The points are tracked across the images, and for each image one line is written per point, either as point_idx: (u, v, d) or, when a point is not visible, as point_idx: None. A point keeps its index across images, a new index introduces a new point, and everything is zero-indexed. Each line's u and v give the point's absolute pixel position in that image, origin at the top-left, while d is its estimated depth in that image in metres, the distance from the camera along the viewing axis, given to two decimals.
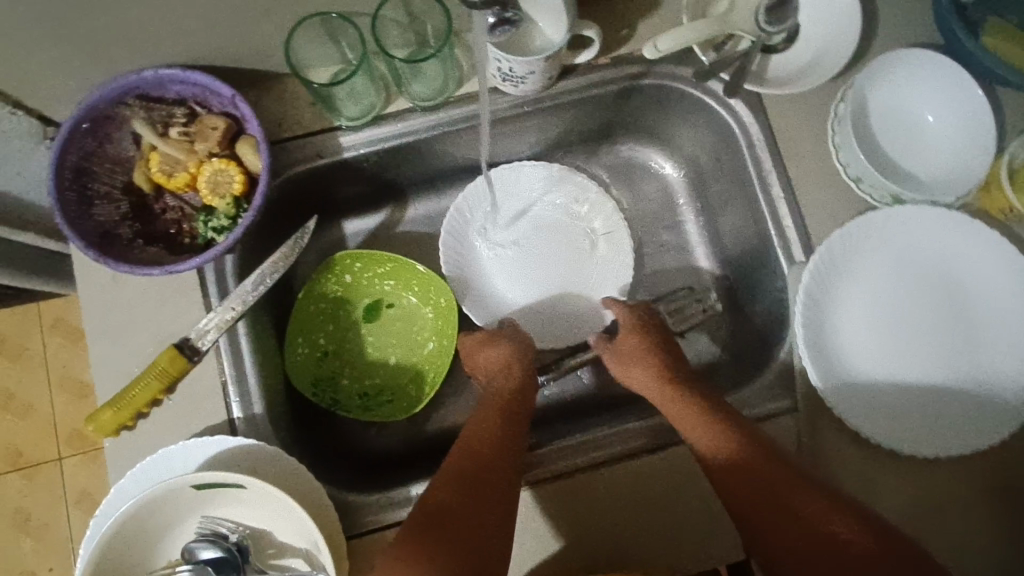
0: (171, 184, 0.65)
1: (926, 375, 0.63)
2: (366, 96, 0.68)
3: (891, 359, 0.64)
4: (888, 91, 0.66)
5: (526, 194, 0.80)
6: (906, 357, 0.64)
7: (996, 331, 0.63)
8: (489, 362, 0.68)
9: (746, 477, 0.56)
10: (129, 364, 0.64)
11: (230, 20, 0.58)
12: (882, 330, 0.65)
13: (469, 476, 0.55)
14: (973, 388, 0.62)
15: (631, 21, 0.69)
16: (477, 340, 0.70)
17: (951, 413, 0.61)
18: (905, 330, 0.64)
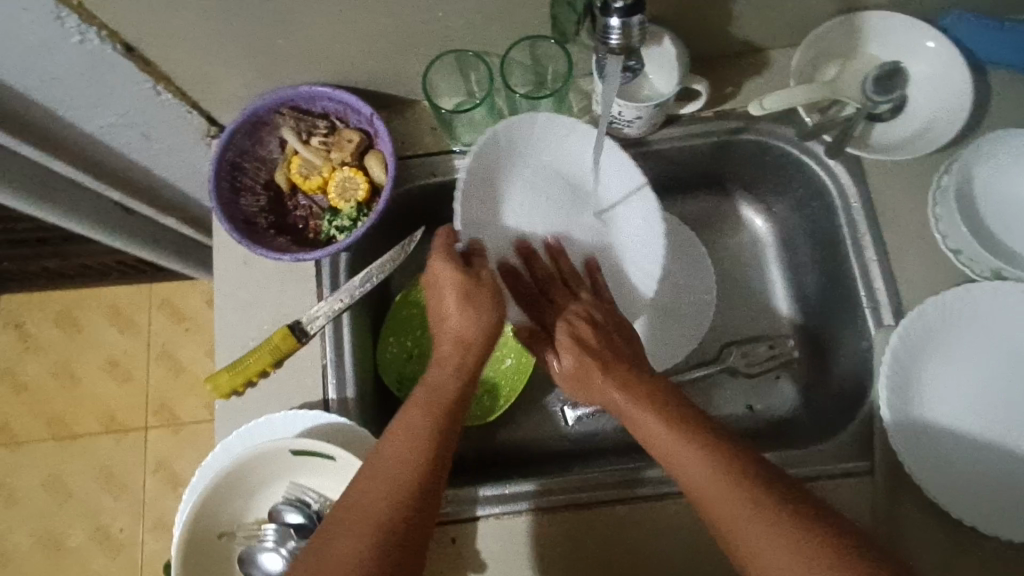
0: (306, 185, 0.74)
1: (1008, 459, 0.62)
2: (484, 125, 0.75)
3: (970, 436, 0.63)
4: (998, 168, 0.66)
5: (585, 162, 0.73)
6: (987, 437, 0.63)
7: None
8: (458, 318, 0.62)
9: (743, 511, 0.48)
10: (247, 338, 0.72)
11: (383, 49, 0.67)
12: (969, 406, 0.64)
13: (399, 473, 0.52)
14: None
15: (739, 80, 0.73)
16: (461, 293, 0.63)
17: None
18: (990, 410, 0.63)
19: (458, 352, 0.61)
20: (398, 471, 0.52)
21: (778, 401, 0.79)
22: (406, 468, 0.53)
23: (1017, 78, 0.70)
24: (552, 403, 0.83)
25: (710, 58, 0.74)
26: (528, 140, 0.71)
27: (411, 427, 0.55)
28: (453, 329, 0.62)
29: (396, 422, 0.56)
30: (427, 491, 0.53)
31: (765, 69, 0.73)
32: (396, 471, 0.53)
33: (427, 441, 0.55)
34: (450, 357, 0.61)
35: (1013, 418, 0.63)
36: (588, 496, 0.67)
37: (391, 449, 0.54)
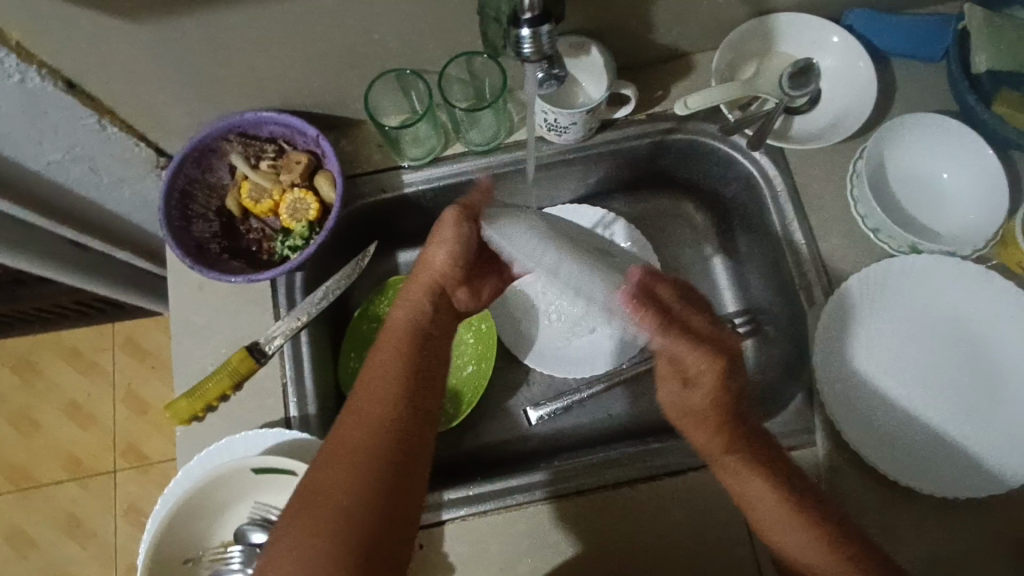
0: (257, 209, 0.76)
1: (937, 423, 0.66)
2: (428, 141, 0.78)
3: (905, 404, 0.67)
4: (907, 153, 0.72)
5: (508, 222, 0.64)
6: (920, 403, 0.67)
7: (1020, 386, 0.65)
8: (431, 254, 0.61)
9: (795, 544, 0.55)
10: (205, 362, 0.73)
11: (323, 72, 0.69)
12: (901, 375, 0.68)
13: (391, 425, 0.53)
14: (988, 434, 0.64)
15: (666, 84, 0.78)
16: (435, 225, 0.62)
17: (965, 460, 0.63)
18: (922, 377, 0.68)
19: (421, 289, 0.62)
20: (376, 413, 0.54)
21: None
22: (383, 407, 0.54)
23: (918, 67, 0.76)
24: (515, 406, 0.85)
25: (638, 65, 0.78)
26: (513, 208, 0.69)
27: (385, 370, 0.57)
28: (426, 268, 0.62)
29: (371, 365, 0.57)
30: (418, 426, 0.55)
31: (689, 72, 0.78)
32: (382, 424, 0.53)
33: (403, 380, 0.56)
34: (416, 295, 0.61)
35: (944, 383, 0.67)
36: (551, 491, 0.69)
37: (371, 392, 0.55)
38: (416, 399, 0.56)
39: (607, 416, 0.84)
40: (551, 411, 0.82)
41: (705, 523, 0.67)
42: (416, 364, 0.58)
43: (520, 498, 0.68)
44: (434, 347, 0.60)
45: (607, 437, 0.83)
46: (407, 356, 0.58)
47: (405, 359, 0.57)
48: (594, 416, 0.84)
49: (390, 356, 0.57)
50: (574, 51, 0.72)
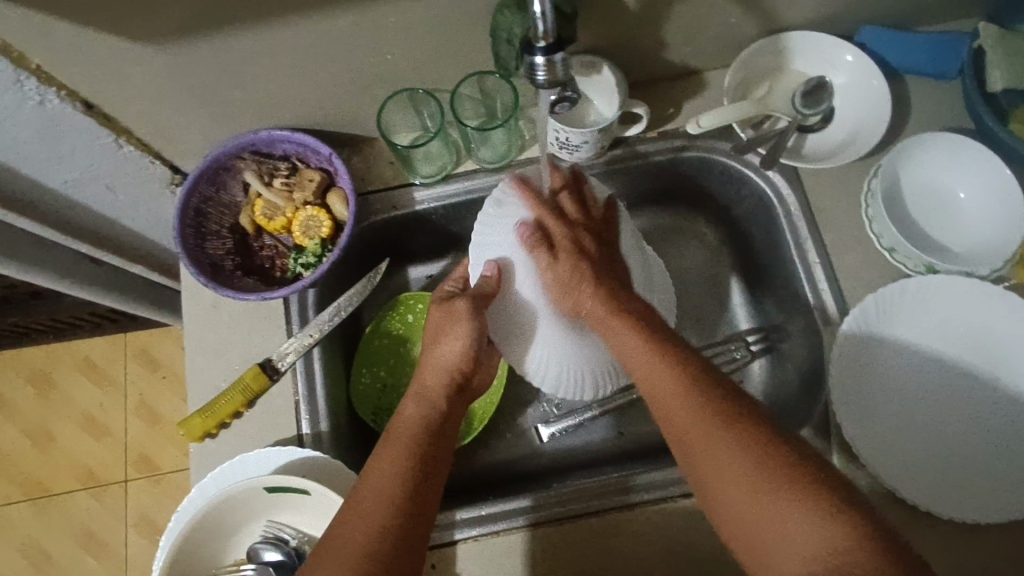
0: (270, 226, 0.76)
1: (955, 445, 0.65)
2: (440, 158, 0.78)
3: (921, 424, 0.66)
4: (923, 171, 0.71)
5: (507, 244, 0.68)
6: (937, 424, 0.66)
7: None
8: (440, 355, 0.64)
9: (723, 454, 0.50)
10: (219, 379, 0.73)
11: (337, 91, 0.70)
12: (917, 394, 0.67)
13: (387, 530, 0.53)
14: (1009, 457, 0.63)
15: (678, 101, 0.78)
16: (444, 315, 0.64)
17: (986, 483, 0.63)
18: (939, 396, 0.67)
19: (433, 386, 0.63)
20: (378, 512, 0.53)
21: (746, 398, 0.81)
22: (388, 503, 0.54)
23: (933, 84, 0.75)
24: (526, 423, 0.85)
25: (649, 83, 0.79)
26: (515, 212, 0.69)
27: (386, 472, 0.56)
28: (437, 366, 0.64)
29: (376, 460, 0.57)
30: (416, 531, 0.54)
31: (701, 89, 0.78)
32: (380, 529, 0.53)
33: (408, 474, 0.56)
34: (426, 391, 0.63)
35: (961, 403, 0.66)
36: (564, 510, 0.68)
37: (374, 490, 0.54)
38: (422, 497, 0.55)
39: (617, 434, 0.83)
40: (562, 428, 0.83)
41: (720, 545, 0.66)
42: (426, 462, 0.57)
43: (531, 518, 0.68)
44: (442, 441, 0.60)
45: (619, 455, 0.82)
46: (413, 458, 0.57)
47: (411, 462, 0.56)
48: (605, 433, 0.84)
49: (398, 450, 0.57)
50: (585, 70, 0.72)
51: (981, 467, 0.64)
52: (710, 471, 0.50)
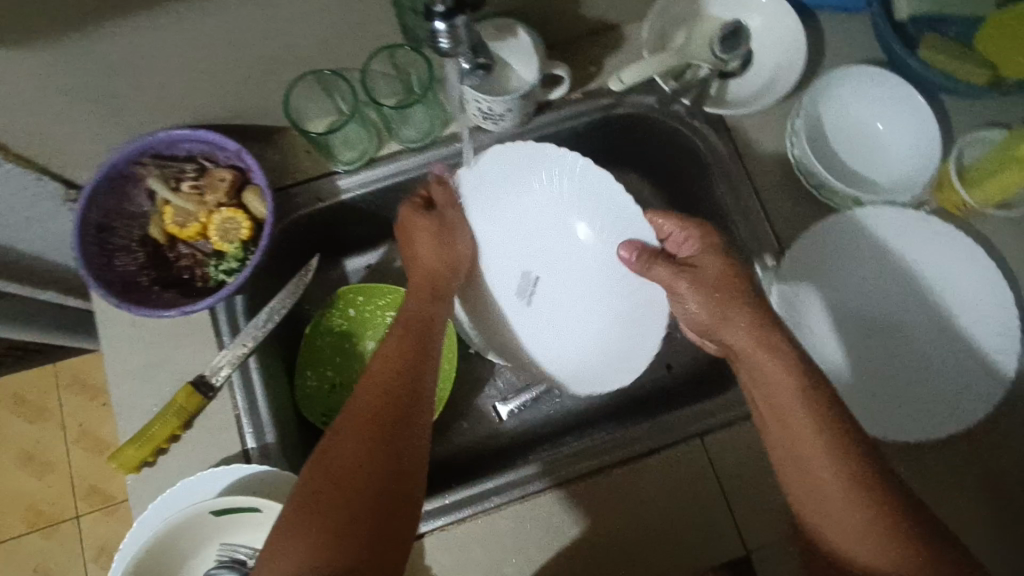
0: (184, 234, 0.71)
1: (896, 372, 0.67)
2: (360, 142, 0.74)
3: (855, 353, 0.69)
4: (843, 107, 0.72)
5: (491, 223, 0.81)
6: (869, 352, 0.69)
7: (962, 329, 0.66)
8: (422, 257, 0.71)
9: (844, 514, 0.51)
10: (150, 404, 0.68)
11: (236, 80, 0.65)
12: (849, 325, 0.70)
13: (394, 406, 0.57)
14: (948, 376, 0.66)
15: (599, 59, 0.76)
16: (425, 226, 0.71)
17: (929, 403, 0.65)
18: (869, 326, 0.70)
19: (423, 274, 0.70)
20: (344, 453, 0.53)
21: None
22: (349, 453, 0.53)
23: (843, 18, 0.76)
24: (484, 404, 0.83)
25: (567, 42, 0.76)
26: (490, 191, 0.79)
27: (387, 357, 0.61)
28: (420, 265, 0.70)
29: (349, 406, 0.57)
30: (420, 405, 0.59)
31: (620, 44, 0.76)
32: (392, 403, 0.57)
33: (372, 423, 0.55)
34: (419, 289, 0.69)
35: (890, 330, 0.70)
36: (529, 486, 0.67)
37: (381, 371, 0.60)
38: (403, 417, 0.57)
39: (576, 403, 0.82)
40: (520, 404, 0.82)
41: (686, 500, 0.66)
42: (390, 414, 0.56)
43: (497, 500, 0.67)
44: (413, 386, 0.59)
45: (580, 424, 0.81)
46: (377, 411, 0.56)
47: (410, 349, 0.62)
48: (564, 404, 0.83)
49: (366, 398, 0.57)
50: (499, 33, 0.69)
51: (923, 390, 0.66)
52: (801, 475, 0.53)
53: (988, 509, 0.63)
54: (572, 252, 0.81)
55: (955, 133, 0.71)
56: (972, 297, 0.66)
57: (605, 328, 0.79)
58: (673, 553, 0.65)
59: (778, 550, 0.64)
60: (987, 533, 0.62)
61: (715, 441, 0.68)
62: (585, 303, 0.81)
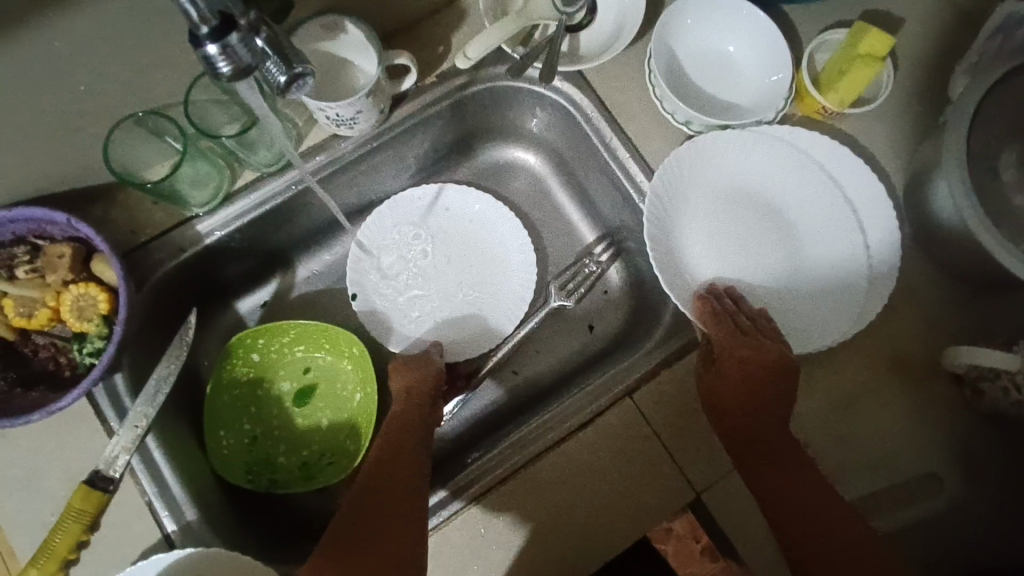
0: (34, 324, 0.63)
1: (789, 281, 0.70)
2: (210, 179, 0.69)
3: (742, 273, 0.71)
4: (693, 38, 0.71)
5: (393, 240, 0.82)
6: (759, 266, 0.71)
7: (849, 231, 0.68)
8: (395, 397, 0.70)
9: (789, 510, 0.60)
10: (44, 515, 0.62)
11: (39, 144, 0.58)
12: (735, 244, 0.71)
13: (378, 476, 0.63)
14: (843, 277, 0.67)
15: (442, 37, 0.72)
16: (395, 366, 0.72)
17: (830, 309, 0.67)
18: (754, 238, 0.71)
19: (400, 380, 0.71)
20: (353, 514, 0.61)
21: (615, 286, 0.82)
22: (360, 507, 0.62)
23: None
24: None
25: (407, 27, 0.72)
26: (395, 222, 0.82)
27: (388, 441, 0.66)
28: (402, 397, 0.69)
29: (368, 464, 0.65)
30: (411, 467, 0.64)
31: (461, 16, 0.72)
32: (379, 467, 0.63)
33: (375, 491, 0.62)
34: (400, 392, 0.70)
35: (775, 241, 0.71)
36: (473, 489, 0.65)
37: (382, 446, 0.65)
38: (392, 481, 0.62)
39: (510, 384, 0.81)
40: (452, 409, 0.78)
41: (628, 461, 0.66)
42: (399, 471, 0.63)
43: (446, 512, 0.65)
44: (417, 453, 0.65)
45: (517, 408, 0.80)
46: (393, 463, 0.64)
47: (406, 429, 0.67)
48: (499, 393, 0.81)
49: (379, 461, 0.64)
50: (329, 32, 0.65)
51: (819, 293, 0.68)
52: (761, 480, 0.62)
53: (902, 394, 0.66)
54: (467, 232, 0.83)
55: (804, 40, 0.72)
56: (853, 200, 0.68)
57: (507, 297, 0.81)
58: (624, 516, 0.65)
59: (722, 486, 0.65)
60: (902, 416, 0.66)
61: (645, 395, 0.67)
62: (486, 281, 0.81)
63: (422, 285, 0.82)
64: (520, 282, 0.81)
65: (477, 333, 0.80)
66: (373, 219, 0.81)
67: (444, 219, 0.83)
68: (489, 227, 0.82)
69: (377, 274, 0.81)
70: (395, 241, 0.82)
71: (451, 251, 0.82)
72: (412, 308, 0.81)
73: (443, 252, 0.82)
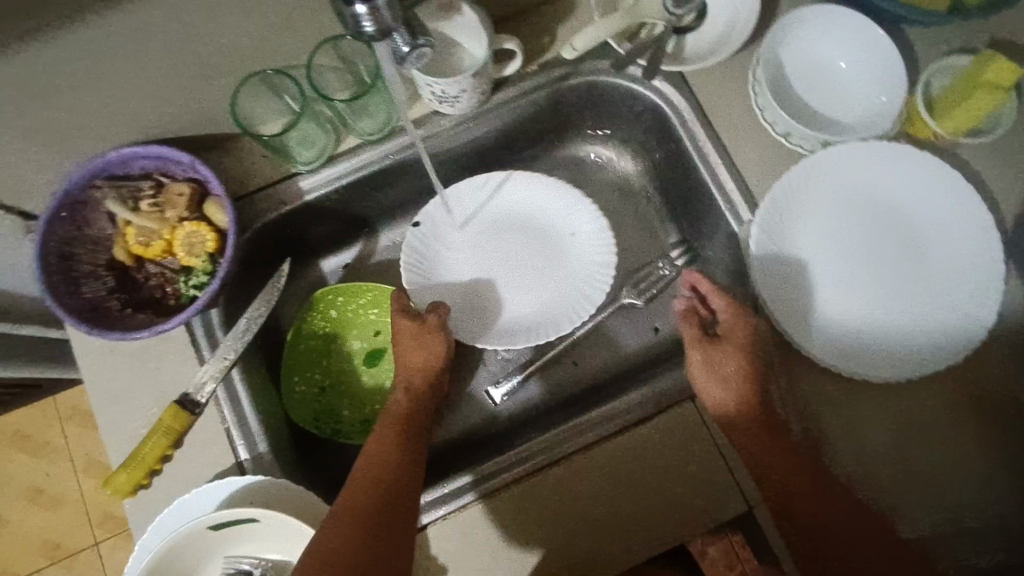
0: (150, 253, 0.70)
1: (895, 311, 0.66)
2: (316, 140, 0.73)
3: (841, 281, 0.67)
4: (803, 50, 0.70)
5: (473, 221, 0.82)
6: (859, 279, 0.67)
7: (955, 263, 0.65)
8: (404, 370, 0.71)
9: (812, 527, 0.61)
10: (136, 427, 0.68)
11: (176, 91, 0.63)
12: (836, 251, 0.68)
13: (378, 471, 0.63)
14: (947, 312, 0.64)
15: (550, 27, 0.74)
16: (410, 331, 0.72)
17: (927, 340, 0.64)
18: (854, 251, 0.68)
19: (406, 365, 0.72)
20: (369, 496, 0.62)
21: None
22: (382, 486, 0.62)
23: None
24: (476, 390, 0.82)
25: (516, 15, 0.74)
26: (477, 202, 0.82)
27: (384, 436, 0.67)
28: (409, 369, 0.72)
29: (374, 440, 0.67)
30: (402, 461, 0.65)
31: (571, 9, 0.74)
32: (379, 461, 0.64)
33: (396, 468, 0.64)
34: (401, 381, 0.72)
35: (878, 267, 0.67)
36: (526, 465, 0.67)
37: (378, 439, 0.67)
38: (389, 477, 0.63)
39: (570, 374, 0.82)
40: (512, 388, 0.80)
41: (681, 463, 0.66)
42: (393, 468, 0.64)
43: (499, 481, 0.66)
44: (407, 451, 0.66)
45: (573, 398, 0.81)
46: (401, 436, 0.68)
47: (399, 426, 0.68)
48: (557, 381, 0.82)
49: (391, 440, 0.67)
50: (444, 13, 0.67)
51: (921, 325, 0.64)
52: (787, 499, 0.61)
53: (982, 437, 0.63)
54: (549, 217, 0.82)
55: (921, 63, 0.70)
56: (958, 229, 0.66)
57: (580, 287, 0.79)
58: (668, 516, 0.65)
59: None
60: (978, 460, 0.62)
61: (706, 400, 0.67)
62: (562, 264, 0.81)
63: (501, 267, 0.81)
64: (597, 267, 0.79)
65: (552, 318, 0.79)
66: (455, 197, 0.81)
67: (527, 203, 0.82)
68: (577, 215, 0.81)
69: (451, 234, 0.82)
70: (475, 221, 0.82)
71: (531, 236, 0.82)
72: (482, 278, 0.81)
73: (524, 235, 0.82)
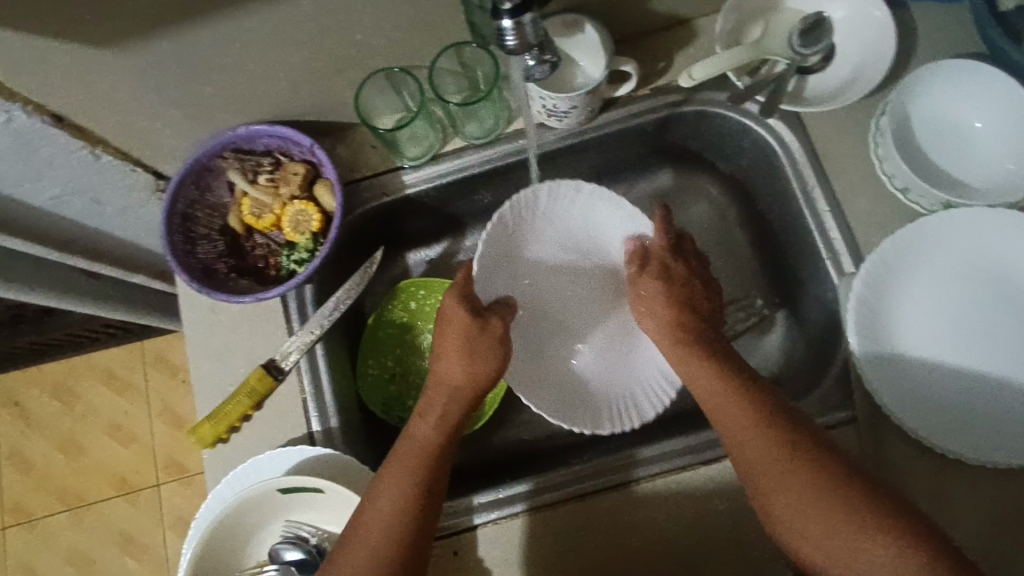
0: (260, 225, 0.74)
1: (999, 391, 0.62)
2: (426, 138, 0.76)
3: (948, 353, 0.64)
4: (935, 104, 0.67)
5: (542, 233, 0.77)
6: (967, 353, 0.63)
7: None
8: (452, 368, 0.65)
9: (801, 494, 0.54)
10: (224, 384, 0.72)
11: (309, 78, 0.67)
12: (943, 322, 0.64)
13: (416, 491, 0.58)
14: None
15: (668, 54, 0.74)
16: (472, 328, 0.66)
17: None
18: (961, 323, 0.64)
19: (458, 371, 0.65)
20: (399, 516, 0.56)
21: (770, 341, 0.80)
22: (405, 504, 0.57)
23: (937, 6, 0.70)
24: None
25: (636, 38, 0.75)
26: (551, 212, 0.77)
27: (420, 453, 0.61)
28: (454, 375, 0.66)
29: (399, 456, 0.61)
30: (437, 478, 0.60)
31: (692, 38, 0.73)
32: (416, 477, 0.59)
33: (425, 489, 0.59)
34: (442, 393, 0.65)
35: (984, 341, 0.63)
36: (584, 483, 0.67)
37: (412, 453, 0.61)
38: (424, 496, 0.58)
39: None
40: None
41: (743, 511, 0.64)
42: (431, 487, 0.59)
43: (553, 495, 0.67)
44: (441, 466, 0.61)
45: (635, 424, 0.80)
46: (432, 447, 0.62)
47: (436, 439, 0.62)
48: None
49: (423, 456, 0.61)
50: (568, 30, 0.68)
51: None
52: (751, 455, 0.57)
53: None
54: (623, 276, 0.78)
55: None
56: None
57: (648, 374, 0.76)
58: (724, 563, 0.63)
59: None
60: None
61: None
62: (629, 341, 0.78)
63: (560, 321, 0.79)
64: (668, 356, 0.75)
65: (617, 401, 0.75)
66: (529, 195, 0.74)
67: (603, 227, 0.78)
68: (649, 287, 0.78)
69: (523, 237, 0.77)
70: (543, 236, 0.78)
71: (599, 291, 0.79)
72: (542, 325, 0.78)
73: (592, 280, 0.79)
